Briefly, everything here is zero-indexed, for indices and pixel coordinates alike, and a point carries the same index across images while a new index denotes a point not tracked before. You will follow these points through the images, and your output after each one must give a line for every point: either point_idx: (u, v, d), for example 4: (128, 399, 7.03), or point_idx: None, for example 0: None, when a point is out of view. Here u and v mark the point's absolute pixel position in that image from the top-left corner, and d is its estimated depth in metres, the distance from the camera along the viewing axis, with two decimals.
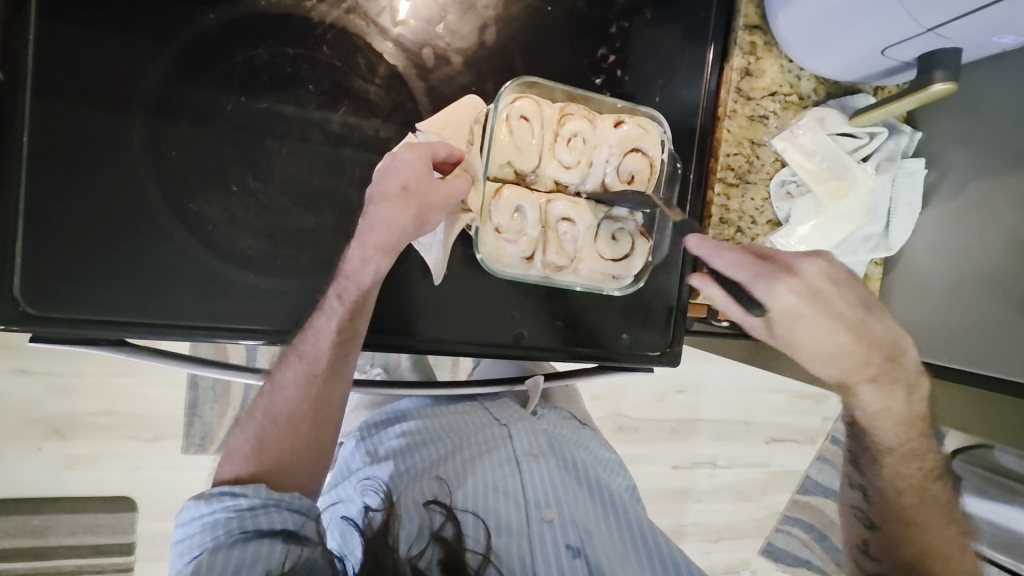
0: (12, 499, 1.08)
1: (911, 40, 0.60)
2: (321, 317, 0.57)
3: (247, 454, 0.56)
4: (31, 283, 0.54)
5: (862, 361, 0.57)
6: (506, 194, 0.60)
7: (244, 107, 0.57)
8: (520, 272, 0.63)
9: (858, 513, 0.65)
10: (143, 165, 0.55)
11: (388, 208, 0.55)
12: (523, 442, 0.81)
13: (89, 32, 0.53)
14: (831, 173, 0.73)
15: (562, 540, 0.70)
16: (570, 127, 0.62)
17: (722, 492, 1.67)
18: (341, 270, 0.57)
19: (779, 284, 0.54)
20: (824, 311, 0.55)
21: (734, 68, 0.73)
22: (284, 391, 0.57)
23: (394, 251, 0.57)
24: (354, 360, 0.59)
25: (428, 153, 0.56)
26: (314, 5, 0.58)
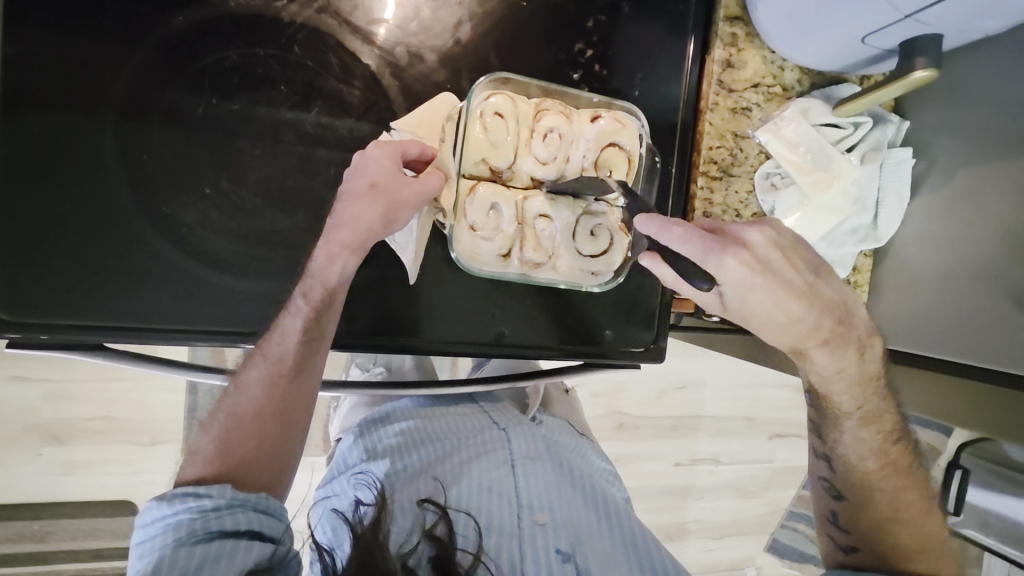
0: (12, 504, 1.09)
1: (890, 27, 0.59)
2: (287, 317, 0.57)
3: (210, 456, 0.55)
4: (5, 288, 0.54)
5: (813, 326, 0.58)
6: (481, 192, 0.60)
7: (216, 109, 0.57)
8: (498, 269, 0.62)
9: (826, 484, 0.67)
10: (116, 168, 0.55)
11: (354, 207, 0.55)
12: (521, 446, 0.81)
13: (59, 37, 0.53)
14: (815, 164, 0.72)
15: (553, 544, 0.70)
16: (546, 123, 0.61)
17: (723, 489, 1.66)
18: (308, 269, 0.57)
19: (729, 257, 0.52)
20: (774, 279, 0.55)
21: (715, 60, 0.72)
22: (249, 391, 0.57)
23: (361, 249, 0.56)
24: (323, 360, 0.59)
25: (397, 151, 0.56)
26: (285, 5, 0.57)
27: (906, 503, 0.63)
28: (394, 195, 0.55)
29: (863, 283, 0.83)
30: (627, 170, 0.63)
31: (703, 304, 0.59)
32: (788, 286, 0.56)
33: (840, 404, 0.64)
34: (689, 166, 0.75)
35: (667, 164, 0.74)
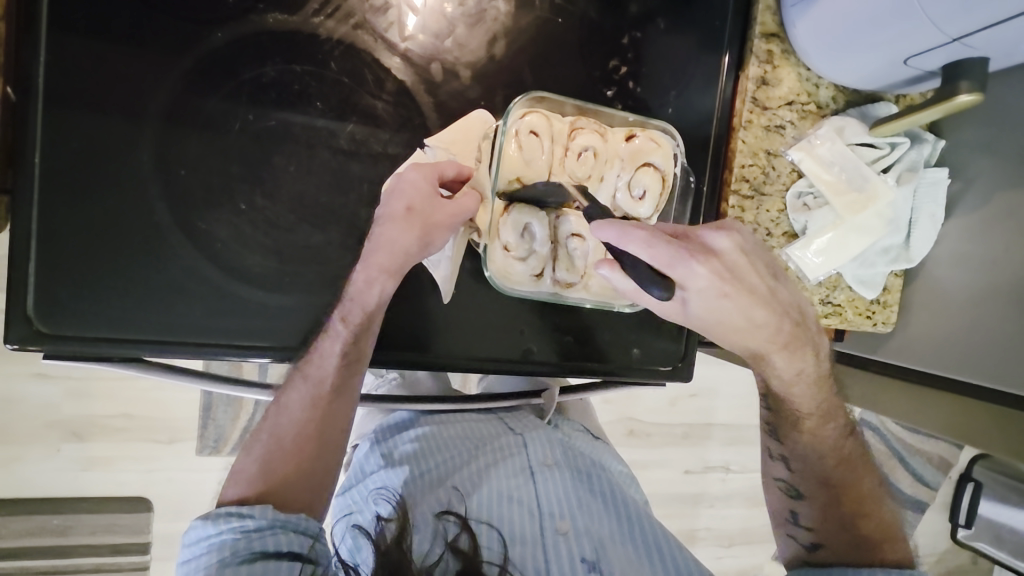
0: (32, 499, 1.11)
1: (935, 50, 0.58)
2: (327, 340, 0.58)
3: (252, 476, 0.55)
4: (44, 301, 0.54)
5: (775, 330, 0.60)
6: (515, 213, 0.59)
7: (253, 125, 0.57)
8: (530, 289, 0.62)
9: (784, 483, 0.68)
10: (153, 183, 0.55)
11: (391, 231, 0.55)
12: (538, 452, 0.81)
13: (100, 50, 0.53)
14: (849, 184, 0.71)
15: (577, 553, 0.70)
16: (580, 143, 0.60)
17: (735, 498, 1.65)
18: (349, 291, 0.57)
19: (695, 265, 0.54)
20: (740, 288, 0.57)
21: (751, 77, 0.71)
22: (289, 412, 0.58)
23: (400, 272, 0.57)
24: (359, 380, 0.60)
25: (432, 173, 0.56)
26: (322, 21, 0.57)
27: (863, 495, 0.65)
28: (430, 221, 0.56)
29: (892, 303, 0.81)
30: (663, 190, 0.63)
31: (663, 312, 0.59)
32: (754, 292, 0.58)
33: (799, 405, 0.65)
34: (720, 184, 0.74)
35: (698, 182, 0.73)
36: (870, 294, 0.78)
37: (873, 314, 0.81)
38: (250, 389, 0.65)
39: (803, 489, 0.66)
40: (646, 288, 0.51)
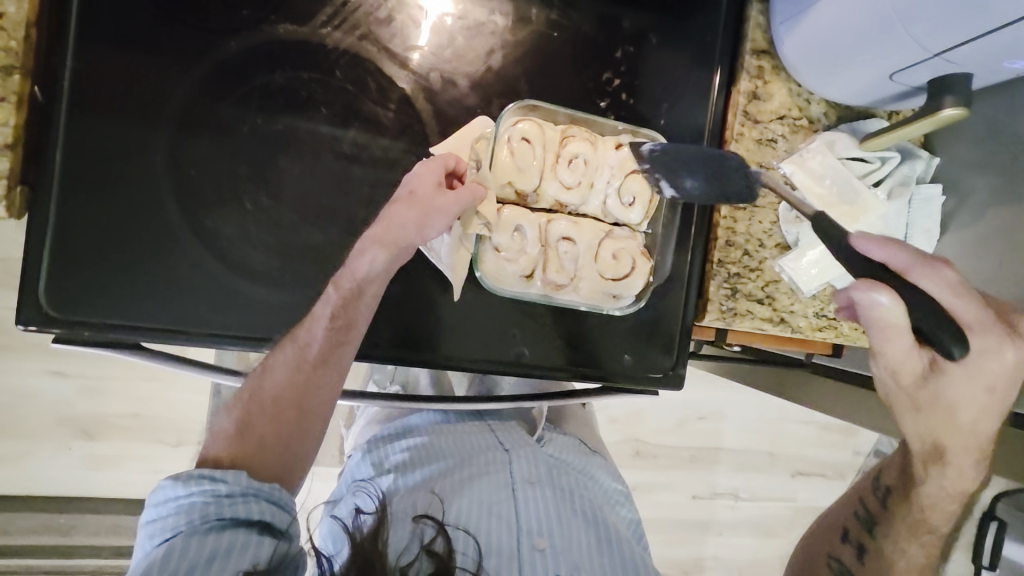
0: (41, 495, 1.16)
1: (918, 64, 0.60)
2: (319, 304, 0.59)
3: (229, 437, 0.57)
4: (57, 289, 0.57)
5: (975, 433, 0.54)
6: (506, 215, 0.65)
7: (261, 128, 0.60)
8: (516, 288, 0.66)
9: (847, 533, 0.64)
10: (165, 181, 0.58)
11: (397, 213, 0.58)
12: (523, 469, 0.80)
13: (123, 59, 0.57)
14: (841, 197, 0.72)
15: (553, 570, 0.69)
16: (574, 153, 0.67)
17: (744, 526, 1.62)
18: (345, 266, 0.59)
19: (1005, 349, 0.49)
20: (993, 373, 0.50)
21: (742, 91, 0.73)
22: (273, 374, 0.59)
23: (395, 248, 0.58)
24: (347, 355, 0.60)
25: (438, 167, 0.59)
26: (329, 32, 0.61)
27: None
28: (430, 210, 0.58)
29: None
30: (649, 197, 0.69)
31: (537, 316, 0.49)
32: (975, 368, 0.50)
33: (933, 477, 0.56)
34: None
35: None
36: None
37: None
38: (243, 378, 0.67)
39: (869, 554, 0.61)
40: None
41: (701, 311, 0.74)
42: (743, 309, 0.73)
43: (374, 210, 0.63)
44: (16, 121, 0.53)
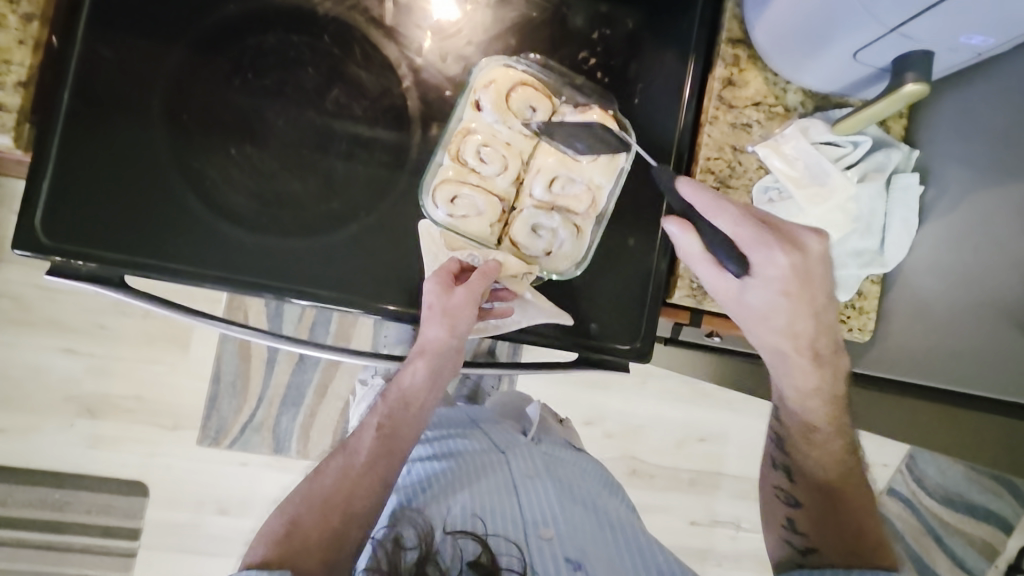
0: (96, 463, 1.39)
1: (879, 41, 0.61)
2: (371, 416, 0.81)
3: (278, 537, 0.73)
4: (53, 217, 0.61)
5: (811, 342, 0.70)
6: (518, 227, 0.66)
7: (251, 83, 0.65)
8: (585, 246, 0.68)
9: (784, 494, 0.77)
10: (159, 124, 0.63)
11: (433, 333, 0.66)
12: (521, 467, 0.94)
13: (127, 15, 0.62)
14: (811, 180, 0.73)
15: (561, 553, 0.82)
16: (470, 152, 0.64)
17: (746, 559, 1.57)
18: (394, 380, 0.80)
19: (776, 255, 0.63)
20: (804, 291, 0.65)
21: (717, 78, 0.75)
22: (326, 478, 0.78)
23: (426, 354, 0.72)
24: (401, 430, 0.80)
25: (449, 272, 0.64)
26: (321, 2, 0.66)
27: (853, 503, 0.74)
28: (455, 312, 0.64)
29: (869, 309, 0.78)
30: (547, 96, 0.66)
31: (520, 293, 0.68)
32: (810, 300, 0.66)
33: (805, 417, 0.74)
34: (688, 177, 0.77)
35: None
36: (842, 297, 0.77)
37: (848, 319, 0.78)
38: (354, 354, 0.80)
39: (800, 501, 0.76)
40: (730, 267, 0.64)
41: (672, 287, 0.74)
42: None
43: (352, 165, 0.67)
44: (30, 61, 0.58)
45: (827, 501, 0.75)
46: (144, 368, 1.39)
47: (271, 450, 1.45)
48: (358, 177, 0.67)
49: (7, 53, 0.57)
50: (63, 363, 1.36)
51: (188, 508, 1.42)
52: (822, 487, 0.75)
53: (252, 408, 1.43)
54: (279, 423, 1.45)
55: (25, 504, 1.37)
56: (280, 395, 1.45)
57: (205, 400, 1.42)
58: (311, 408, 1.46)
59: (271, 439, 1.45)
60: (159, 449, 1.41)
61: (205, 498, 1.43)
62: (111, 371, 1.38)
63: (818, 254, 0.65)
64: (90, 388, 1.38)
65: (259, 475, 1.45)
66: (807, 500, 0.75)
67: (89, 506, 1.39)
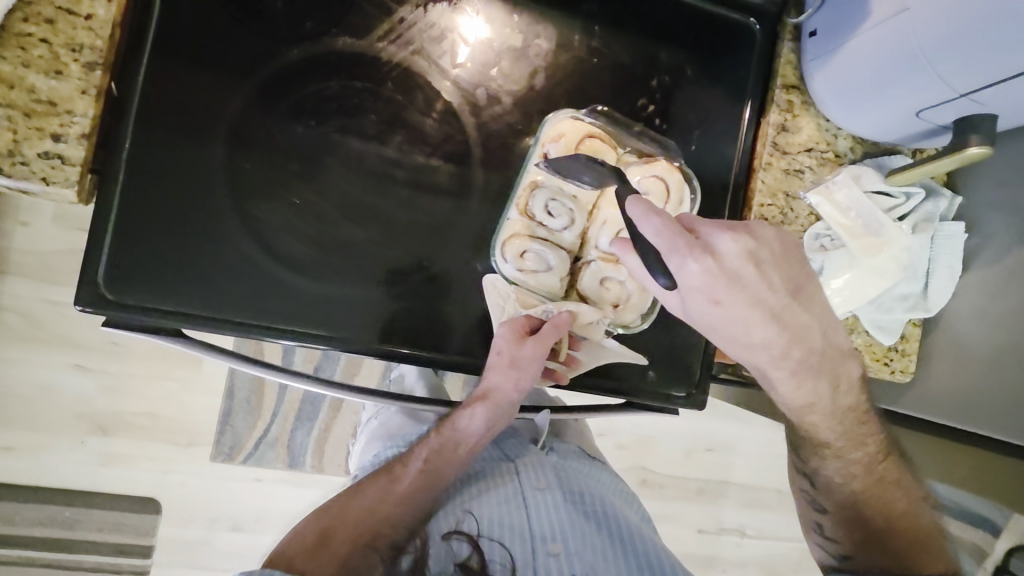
0: (77, 489, 1.27)
1: (946, 103, 0.62)
2: (420, 446, 0.79)
3: (306, 544, 0.71)
4: (113, 269, 0.60)
5: (778, 351, 0.65)
6: (584, 279, 0.67)
7: (313, 130, 0.63)
8: (650, 299, 0.68)
9: (810, 498, 0.76)
10: (220, 174, 0.62)
11: (498, 379, 0.69)
12: (529, 477, 0.83)
13: (192, 63, 0.61)
14: (865, 229, 0.74)
15: (569, 571, 0.74)
16: (538, 208, 0.65)
17: (749, 565, 1.60)
18: (451, 421, 0.79)
19: (690, 262, 0.57)
20: (739, 293, 0.60)
21: (771, 124, 0.75)
22: (364, 496, 0.76)
23: (487, 402, 0.73)
24: (447, 467, 0.77)
25: (520, 324, 0.66)
26: (383, 46, 0.65)
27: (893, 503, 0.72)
28: (522, 364, 0.66)
29: (911, 352, 0.79)
30: (611, 148, 0.67)
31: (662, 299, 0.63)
32: (759, 301, 0.61)
33: (816, 432, 0.72)
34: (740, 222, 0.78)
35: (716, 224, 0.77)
36: (887, 341, 0.78)
37: (890, 360, 0.79)
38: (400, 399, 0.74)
39: (826, 506, 0.75)
40: (655, 276, 0.59)
41: None
42: None
43: (414, 215, 0.66)
44: (93, 111, 0.57)
45: (854, 511, 0.73)
46: (161, 386, 1.29)
47: (285, 466, 1.35)
48: (421, 226, 0.66)
49: (70, 104, 0.56)
50: (75, 381, 1.26)
51: (200, 524, 1.33)
52: (844, 497, 0.74)
53: (266, 423, 1.34)
54: (294, 438, 1.35)
55: (34, 524, 1.25)
56: (295, 409, 1.36)
57: (218, 415, 1.31)
58: (326, 423, 1.37)
59: (287, 454, 1.35)
60: (173, 466, 1.31)
61: (218, 514, 1.34)
62: (123, 390, 1.28)
63: (740, 251, 0.60)
64: (102, 406, 1.27)
65: (273, 493, 1.36)
66: (833, 508, 0.74)
67: (98, 525, 1.27)
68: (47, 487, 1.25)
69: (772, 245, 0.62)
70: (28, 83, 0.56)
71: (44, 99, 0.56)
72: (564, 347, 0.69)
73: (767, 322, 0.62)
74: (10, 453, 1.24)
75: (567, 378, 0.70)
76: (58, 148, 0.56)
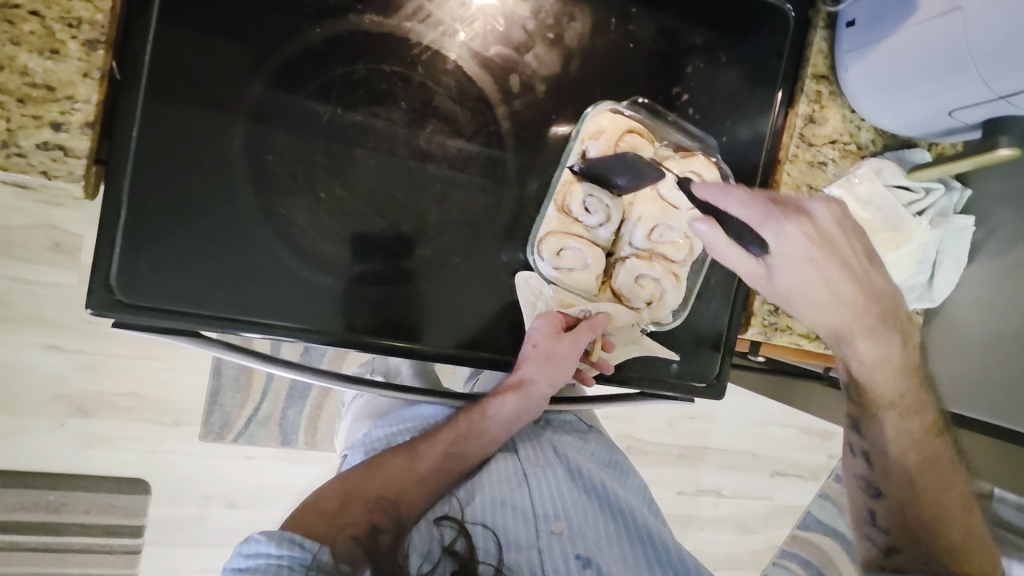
0: (56, 474, 1.20)
1: (981, 104, 0.61)
2: (444, 428, 0.72)
3: (319, 516, 0.63)
4: (125, 272, 0.55)
5: (859, 313, 0.64)
6: (619, 277, 0.67)
7: (339, 119, 0.59)
8: (682, 292, 0.68)
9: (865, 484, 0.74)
10: (241, 165, 0.57)
11: (531, 372, 0.67)
12: (529, 454, 0.77)
13: (204, 41, 0.55)
14: (885, 224, 0.76)
15: (571, 550, 0.68)
16: (575, 204, 0.64)
17: (724, 522, 1.68)
18: (478, 405, 0.72)
19: (792, 226, 0.59)
20: (829, 257, 0.61)
21: (799, 114, 0.74)
22: (383, 471, 0.68)
23: (519, 392, 0.69)
24: (472, 452, 0.71)
25: (556, 319, 0.66)
26: (413, 27, 0.60)
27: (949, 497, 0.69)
28: (557, 359, 0.66)
29: None
30: (649, 142, 0.65)
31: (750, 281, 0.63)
32: (846, 266, 0.62)
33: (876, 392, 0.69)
34: None
35: None
36: None
37: None
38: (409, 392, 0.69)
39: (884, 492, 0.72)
40: (746, 242, 0.60)
41: (744, 323, 0.75)
42: (785, 324, 0.75)
43: (446, 210, 0.63)
44: (96, 96, 0.51)
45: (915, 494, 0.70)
46: (142, 365, 1.20)
47: (279, 443, 1.30)
48: (454, 221, 0.64)
49: (71, 88, 0.50)
50: (49, 362, 1.16)
51: (194, 503, 1.27)
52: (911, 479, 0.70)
53: (256, 401, 1.26)
54: (286, 416, 1.29)
55: (16, 508, 1.18)
56: (285, 386, 1.28)
57: (206, 394, 1.24)
58: (319, 401, 1.30)
59: (279, 432, 1.29)
60: (162, 447, 1.24)
61: (211, 493, 1.28)
62: (104, 369, 1.19)
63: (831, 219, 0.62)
64: (81, 386, 1.19)
65: (268, 470, 1.31)
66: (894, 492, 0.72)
67: (88, 506, 1.21)
68: (26, 470, 1.19)
69: (852, 215, 0.64)
70: (19, 64, 0.49)
71: (40, 83, 0.49)
72: (597, 348, 0.68)
73: (855, 288, 0.63)
74: None
75: (593, 378, 0.72)
76: (58, 139, 0.50)
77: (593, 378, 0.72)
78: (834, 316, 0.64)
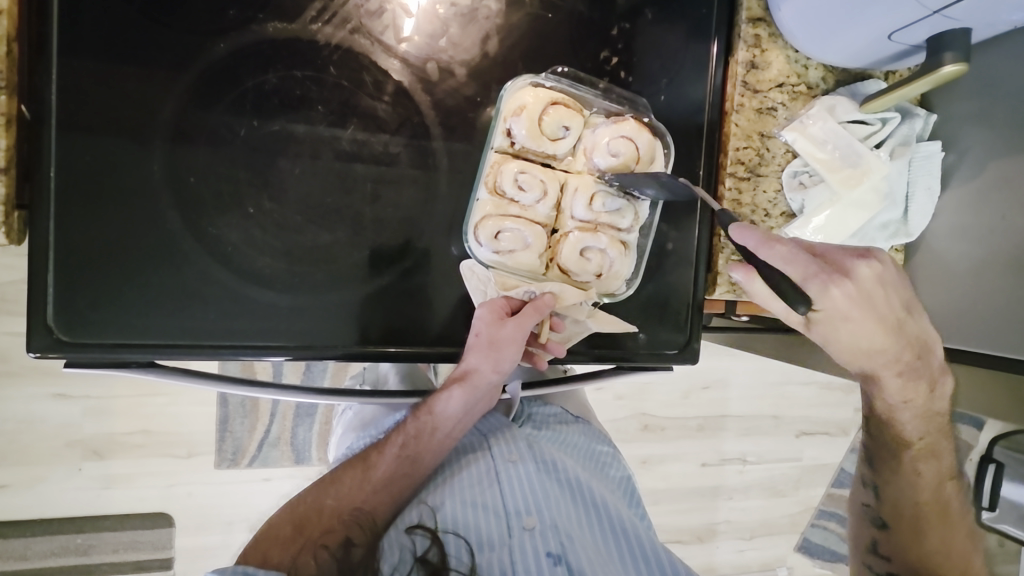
0: (79, 517, 1.22)
1: (917, 23, 0.57)
2: (395, 433, 0.71)
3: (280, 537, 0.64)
4: (65, 312, 0.56)
5: (895, 357, 0.61)
6: (568, 250, 0.66)
7: (257, 131, 0.59)
8: (632, 262, 0.68)
9: (871, 513, 0.75)
10: (164, 191, 0.57)
11: (476, 361, 0.65)
12: (504, 449, 0.77)
13: (107, 71, 0.55)
14: (844, 162, 0.71)
15: (542, 548, 0.69)
16: (508, 183, 0.64)
17: (753, 489, 1.64)
18: (427, 403, 0.71)
19: (832, 287, 0.54)
20: (868, 315, 0.56)
21: (740, 62, 0.71)
22: (339, 487, 0.68)
23: (464, 384, 0.67)
24: (430, 453, 0.71)
25: (499, 305, 0.64)
26: (320, 28, 0.59)
27: (951, 532, 0.70)
28: (502, 345, 0.63)
29: None
30: (577, 112, 0.65)
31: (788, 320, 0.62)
32: (881, 319, 0.58)
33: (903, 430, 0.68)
34: (717, 169, 0.74)
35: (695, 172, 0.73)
36: None
37: None
38: (368, 396, 0.68)
39: (888, 523, 0.73)
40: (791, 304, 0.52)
41: (711, 284, 0.73)
42: None
43: (381, 208, 0.63)
44: (6, 142, 0.52)
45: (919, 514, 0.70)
46: (146, 403, 1.22)
47: (293, 462, 1.31)
48: (390, 220, 0.63)
49: None
50: (59, 410, 1.19)
51: (218, 530, 1.29)
52: (911, 514, 0.71)
53: (265, 424, 1.28)
54: (295, 434, 1.30)
55: (48, 554, 1.20)
56: (291, 405, 1.29)
57: (215, 423, 1.26)
58: (326, 416, 1.31)
59: (291, 451, 1.30)
60: (178, 479, 1.26)
61: (233, 518, 1.30)
62: (111, 411, 1.21)
63: (873, 277, 0.56)
64: (92, 430, 1.21)
65: (285, 490, 1.32)
66: (896, 524, 0.72)
67: (116, 545, 1.23)
68: (49, 517, 1.21)
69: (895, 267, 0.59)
70: None
71: None
72: (547, 330, 0.66)
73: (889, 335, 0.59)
74: (6, 491, 1.20)
75: (546, 363, 0.71)
76: None
77: (545, 364, 0.71)
78: (872, 355, 0.60)
